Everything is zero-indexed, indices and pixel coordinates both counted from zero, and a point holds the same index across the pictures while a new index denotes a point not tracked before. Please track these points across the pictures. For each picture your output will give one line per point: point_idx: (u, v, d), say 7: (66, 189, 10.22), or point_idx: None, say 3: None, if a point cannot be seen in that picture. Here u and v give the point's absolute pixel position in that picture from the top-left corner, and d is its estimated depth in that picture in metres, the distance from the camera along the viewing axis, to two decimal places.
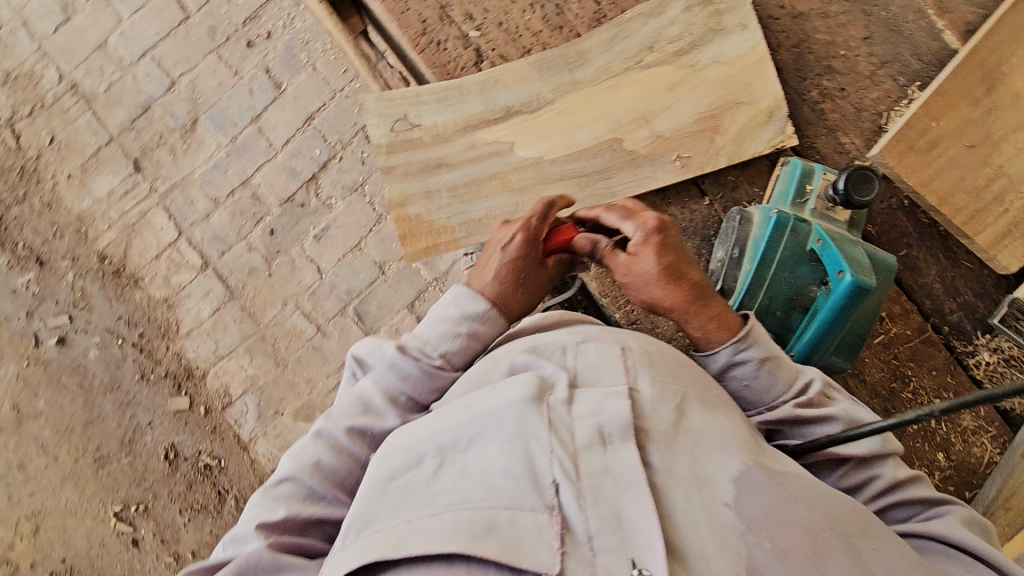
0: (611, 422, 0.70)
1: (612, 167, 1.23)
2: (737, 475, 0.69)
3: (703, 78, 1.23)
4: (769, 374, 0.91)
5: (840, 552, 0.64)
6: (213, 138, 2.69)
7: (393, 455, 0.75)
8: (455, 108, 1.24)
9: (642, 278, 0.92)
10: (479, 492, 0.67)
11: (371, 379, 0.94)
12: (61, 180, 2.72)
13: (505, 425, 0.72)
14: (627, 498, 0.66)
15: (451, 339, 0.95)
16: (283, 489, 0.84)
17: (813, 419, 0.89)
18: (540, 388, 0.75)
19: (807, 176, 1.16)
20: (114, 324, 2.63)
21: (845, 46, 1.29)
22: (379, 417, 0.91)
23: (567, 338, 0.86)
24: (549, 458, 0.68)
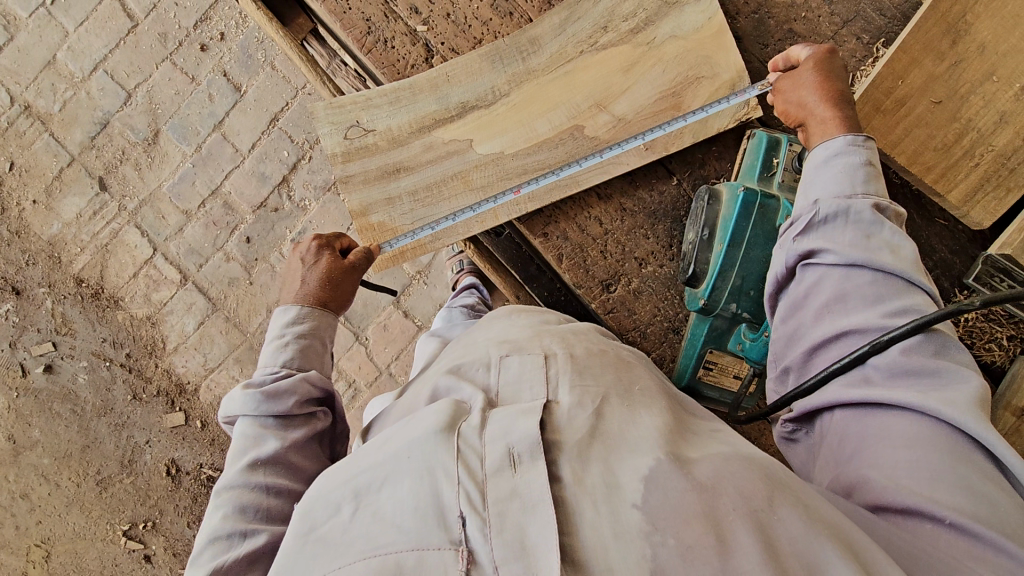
0: (520, 441, 0.61)
1: (575, 156, 1.20)
2: (648, 472, 0.58)
3: (660, 55, 1.19)
4: (863, 168, 0.92)
5: (750, 535, 0.52)
6: (177, 148, 2.62)
7: (311, 504, 0.66)
8: (408, 109, 1.20)
9: (802, 83, 1.05)
10: (387, 535, 0.57)
11: (239, 425, 0.97)
12: (27, 206, 2.65)
13: (414, 457, 0.63)
14: (534, 520, 0.55)
15: (283, 350, 1.05)
16: (207, 553, 0.85)
17: (874, 223, 0.87)
18: (454, 416, 0.67)
19: (773, 148, 1.13)
20: (100, 347, 2.61)
21: (805, 8, 1.25)
22: (258, 447, 0.93)
23: (493, 354, 0.81)
24: (456, 491, 0.58)
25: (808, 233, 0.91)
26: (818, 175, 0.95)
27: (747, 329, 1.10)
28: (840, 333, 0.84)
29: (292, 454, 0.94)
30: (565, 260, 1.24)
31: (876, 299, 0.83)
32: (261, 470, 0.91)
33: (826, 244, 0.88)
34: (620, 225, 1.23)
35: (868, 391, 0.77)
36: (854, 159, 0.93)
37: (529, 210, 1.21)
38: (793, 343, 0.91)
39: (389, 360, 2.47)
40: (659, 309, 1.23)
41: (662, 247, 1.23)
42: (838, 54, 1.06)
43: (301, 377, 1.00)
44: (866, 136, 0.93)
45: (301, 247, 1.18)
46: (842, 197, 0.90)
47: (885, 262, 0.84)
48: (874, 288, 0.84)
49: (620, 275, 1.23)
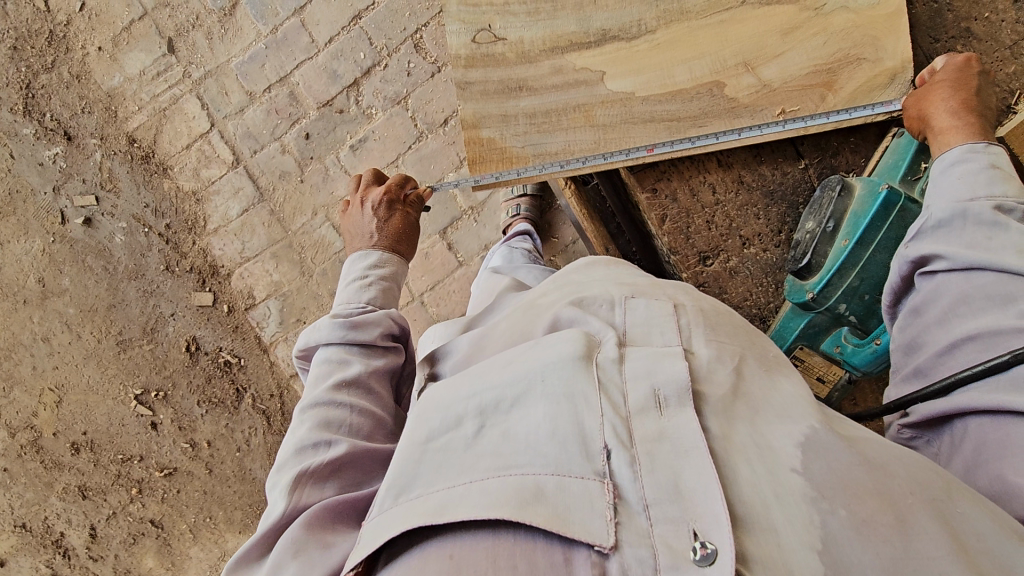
0: (667, 384, 0.65)
1: (708, 114, 1.11)
2: (803, 439, 0.62)
3: (826, 25, 1.10)
4: (987, 171, 0.86)
5: (929, 519, 0.56)
6: (253, 26, 2.51)
7: (426, 414, 0.71)
8: (545, 24, 1.12)
9: (931, 90, 0.99)
10: (524, 457, 0.61)
11: (321, 352, 1.00)
12: (91, 52, 2.57)
13: (552, 383, 0.66)
14: (686, 466, 0.59)
15: (366, 290, 1.12)
16: (291, 460, 0.85)
17: (993, 222, 0.82)
18: (588, 346, 0.70)
19: (924, 153, 1.05)
20: (141, 212, 2.58)
21: (991, 8, 1.14)
22: (342, 369, 0.96)
23: (615, 293, 0.80)
24: (600, 423, 0.62)
25: (921, 238, 0.88)
26: (938, 185, 0.91)
27: (849, 333, 1.06)
28: (963, 338, 0.78)
29: (372, 379, 0.97)
30: (667, 223, 1.18)
31: (1003, 303, 0.76)
32: (345, 391, 0.93)
33: (940, 249, 0.84)
34: (733, 198, 1.17)
35: (1009, 397, 0.70)
36: (973, 165, 0.88)
37: (648, 159, 1.13)
38: (913, 351, 0.86)
39: (425, 288, 2.43)
40: (751, 295, 1.18)
41: (770, 231, 1.17)
42: (976, 65, 0.99)
43: (386, 314, 1.06)
44: (987, 144, 0.90)
45: (372, 198, 1.26)
46: (959, 201, 0.85)
47: (1008, 262, 0.78)
48: (1005, 292, 0.77)
49: (720, 250, 1.18)
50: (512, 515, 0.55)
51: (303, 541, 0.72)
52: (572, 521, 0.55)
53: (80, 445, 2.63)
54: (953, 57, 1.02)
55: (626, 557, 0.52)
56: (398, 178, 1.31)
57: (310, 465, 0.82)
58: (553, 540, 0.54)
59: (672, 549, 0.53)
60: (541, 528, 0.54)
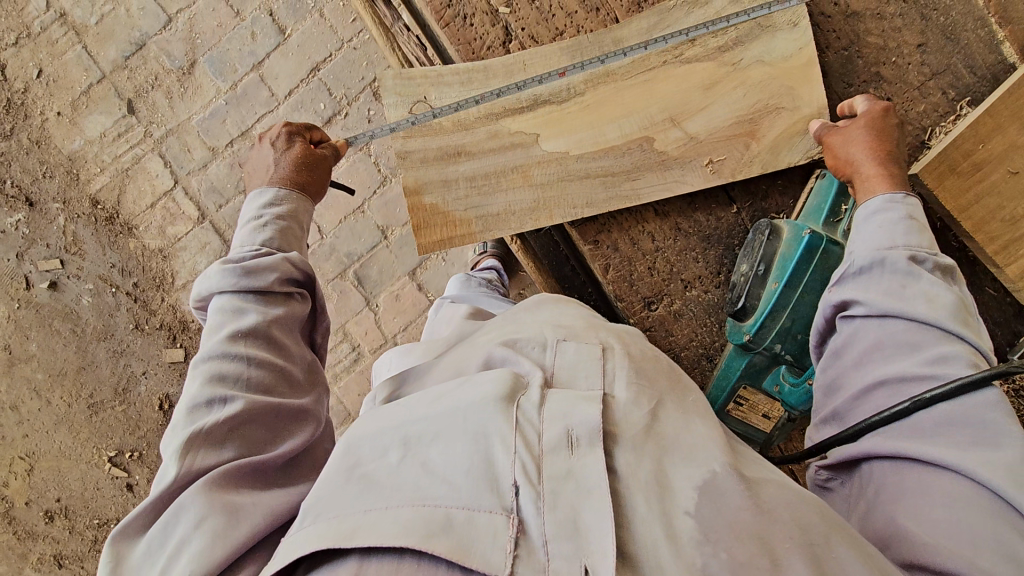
0: (580, 424, 0.66)
1: (639, 168, 1.17)
2: (702, 482, 0.63)
3: (744, 78, 1.16)
4: (903, 223, 0.92)
5: (801, 564, 0.56)
6: (212, 83, 2.54)
7: (356, 442, 0.72)
8: (479, 92, 1.17)
9: (853, 139, 1.04)
10: (438, 489, 0.62)
11: (216, 302, 0.94)
12: (51, 117, 2.58)
13: (471, 421, 0.68)
14: (586, 503, 0.60)
15: (262, 232, 1.04)
16: (184, 419, 0.80)
17: (907, 270, 0.86)
18: (512, 387, 0.72)
19: (844, 195, 1.11)
20: (107, 272, 2.57)
21: (897, 53, 1.21)
22: (236, 320, 0.90)
23: (549, 336, 0.82)
24: (512, 461, 0.63)
25: (844, 284, 0.92)
26: (860, 232, 0.96)
27: (787, 371, 1.10)
28: (874, 384, 0.82)
29: (272, 328, 0.91)
30: (611, 272, 1.22)
31: (910, 350, 0.81)
32: (241, 341, 0.87)
33: (857, 294, 0.88)
34: (672, 244, 1.21)
35: (907, 444, 0.74)
36: (892, 215, 0.93)
37: (586, 215, 1.18)
38: (831, 392, 0.89)
39: (397, 330, 2.43)
40: (697, 335, 1.22)
41: (710, 273, 1.21)
42: (891, 115, 1.05)
43: (282, 257, 0.98)
44: (906, 195, 0.95)
45: (271, 134, 1.20)
46: (879, 249, 0.90)
47: (919, 312, 0.82)
48: (914, 340, 0.81)
49: (664, 295, 1.22)
50: (418, 543, 0.56)
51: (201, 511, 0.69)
52: (473, 553, 0.57)
53: (53, 513, 2.58)
54: (873, 101, 1.07)
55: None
56: (304, 122, 1.26)
57: (203, 425, 0.77)
58: (454, 571, 0.56)
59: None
60: (443, 557, 0.56)
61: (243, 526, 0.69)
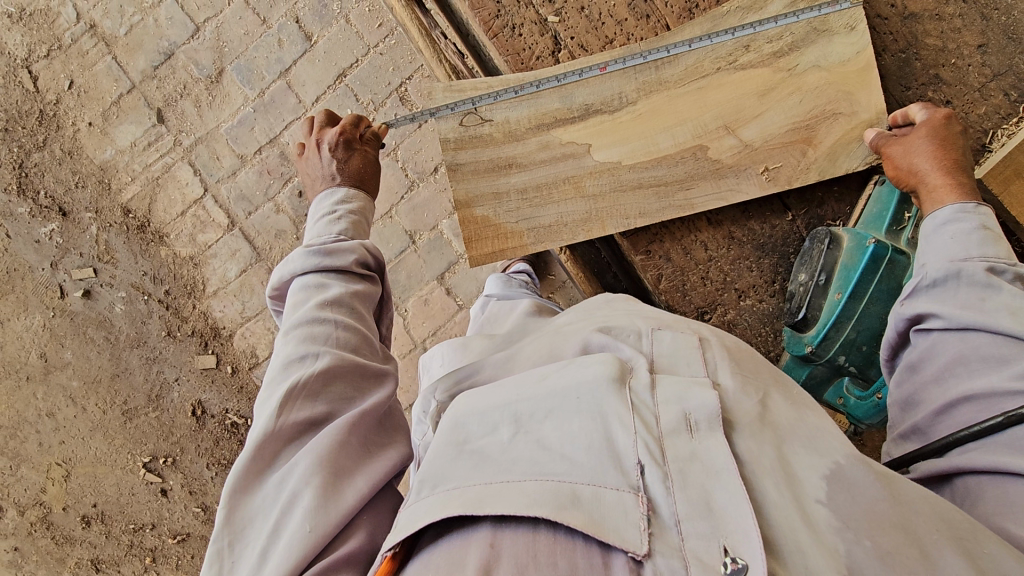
0: (697, 409, 0.67)
1: (694, 177, 1.15)
2: (829, 471, 0.64)
3: (800, 84, 1.14)
4: (978, 233, 0.89)
5: (952, 556, 0.58)
6: (239, 91, 2.55)
7: (466, 419, 0.74)
8: (530, 102, 1.15)
9: (912, 151, 1.02)
10: (560, 465, 0.64)
11: (298, 281, 1.00)
12: (82, 128, 2.60)
13: (584, 400, 0.70)
14: (717, 486, 0.61)
15: (336, 223, 1.11)
16: (278, 376, 0.84)
17: (985, 281, 0.85)
18: (620, 370, 0.73)
19: (907, 202, 1.09)
20: (140, 280, 2.60)
21: (957, 54, 1.18)
22: (321, 293, 0.95)
23: (642, 325, 0.84)
24: (634, 440, 0.64)
25: (917, 295, 0.91)
26: (929, 243, 0.94)
27: (849, 382, 1.09)
28: (958, 399, 0.80)
29: (353, 300, 0.96)
30: (663, 282, 1.21)
31: (997, 363, 0.79)
32: (328, 310, 0.92)
33: (931, 306, 0.87)
34: (725, 253, 1.19)
35: (998, 457, 0.72)
36: (964, 225, 0.91)
37: (638, 225, 1.17)
38: (908, 408, 0.87)
39: (426, 335, 2.42)
40: (752, 344, 1.20)
41: (764, 281, 1.19)
42: (953, 121, 1.02)
43: (359, 243, 1.05)
44: (977, 204, 0.93)
45: (329, 138, 1.24)
46: (953, 261, 0.89)
47: (1002, 323, 0.80)
48: (997, 354, 0.79)
49: (717, 304, 1.21)
50: (552, 514, 0.58)
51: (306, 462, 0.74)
52: (607, 528, 0.57)
53: (90, 518, 2.61)
54: (932, 109, 1.05)
55: (659, 565, 0.55)
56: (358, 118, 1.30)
57: (299, 379, 0.81)
58: (591, 544, 0.57)
59: (704, 564, 0.56)
60: (579, 530, 0.57)
61: (350, 489, 0.74)
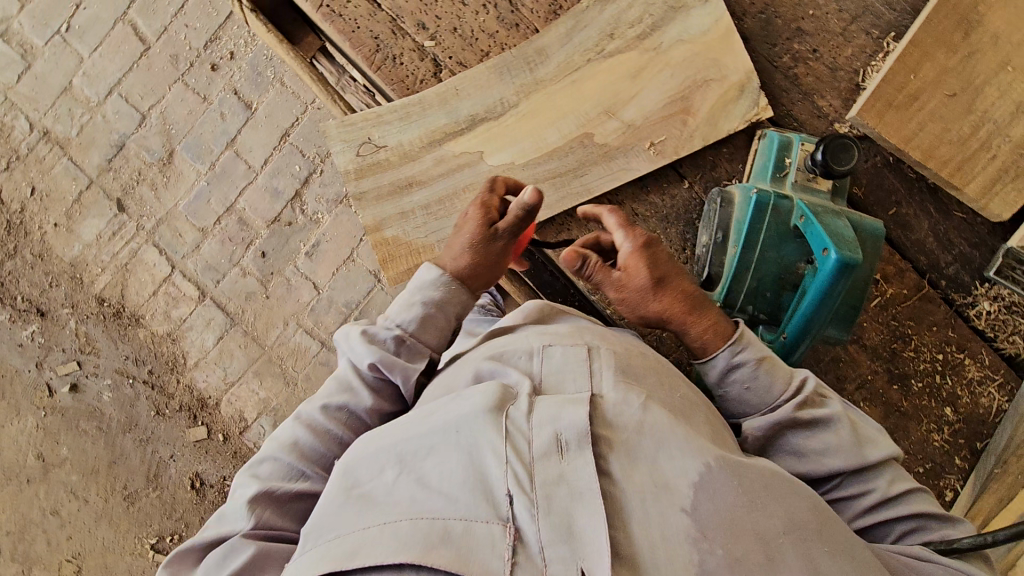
0: (568, 428, 0.77)
1: (585, 164, 1.21)
2: (699, 476, 0.75)
3: (667, 60, 1.19)
4: (769, 376, 0.96)
5: (792, 559, 0.71)
6: (191, 167, 2.65)
7: (355, 465, 0.84)
8: (419, 123, 1.21)
9: (639, 291, 1.00)
10: (437, 503, 0.74)
11: (344, 362, 1.01)
12: (49, 230, 2.71)
13: (463, 435, 0.80)
14: (579, 506, 0.72)
15: (408, 309, 1.01)
16: (270, 463, 0.92)
17: (812, 421, 0.93)
18: (498, 400, 0.83)
19: (785, 149, 1.13)
20: (123, 365, 2.66)
21: (813, 6, 1.23)
22: (350, 396, 0.98)
23: (535, 343, 0.97)
24: (505, 470, 0.75)
25: (766, 460, 0.97)
26: (736, 395, 0.98)
27: (765, 330, 1.10)
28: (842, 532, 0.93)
29: (370, 417, 0.99)
30: None
31: (850, 498, 0.91)
32: (341, 420, 0.98)
33: (772, 465, 0.96)
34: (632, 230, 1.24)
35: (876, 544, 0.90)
36: (751, 368, 0.96)
37: (542, 218, 1.22)
38: None
39: None
40: None
41: (676, 251, 1.23)
42: (658, 243, 1.01)
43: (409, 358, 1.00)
44: (736, 338, 0.97)
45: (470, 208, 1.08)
46: (768, 417, 0.94)
47: (840, 466, 0.90)
48: (842, 491, 0.92)
49: None
50: (418, 558, 0.67)
51: (248, 561, 0.80)
52: (473, 561, 0.68)
53: None
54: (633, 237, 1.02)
55: None
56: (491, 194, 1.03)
57: (283, 490, 0.89)
58: None
59: None
60: (443, 568, 0.67)
61: None
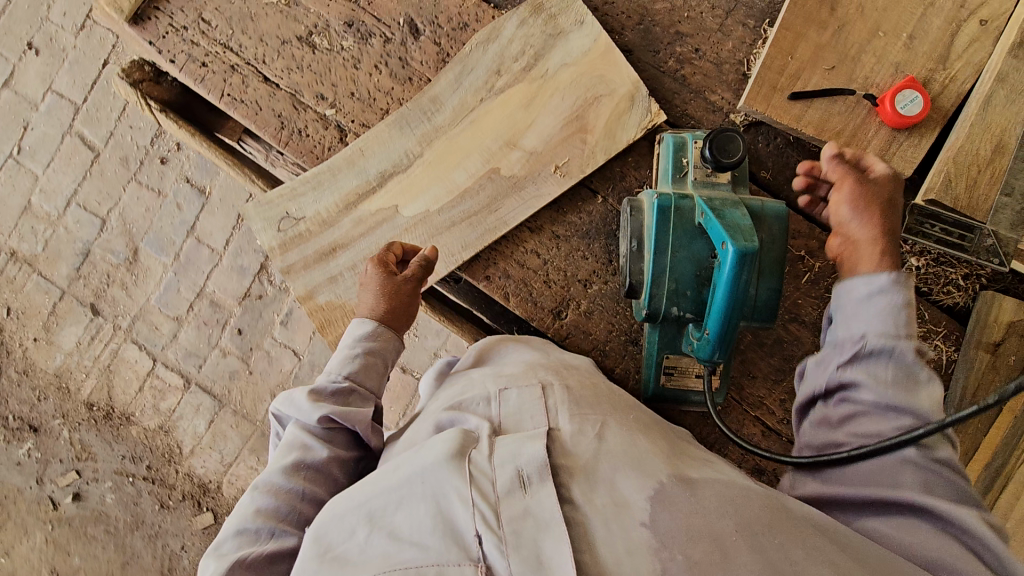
0: (528, 463, 0.71)
1: (498, 198, 1.24)
2: (653, 492, 0.68)
3: (556, 85, 1.23)
4: (904, 310, 0.89)
5: (747, 553, 0.61)
6: (157, 261, 2.68)
7: (326, 529, 0.75)
8: (332, 189, 1.25)
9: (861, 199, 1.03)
10: (408, 554, 0.66)
11: (290, 428, 0.95)
12: (29, 346, 2.75)
13: (429, 481, 0.72)
14: (547, 536, 0.64)
15: (350, 363, 1.02)
16: (230, 544, 0.83)
17: (915, 365, 0.86)
18: (461, 444, 0.76)
19: (681, 149, 1.16)
20: (121, 465, 2.67)
21: (686, 9, 1.28)
22: (305, 453, 0.91)
23: (492, 387, 0.91)
24: (471, 511, 0.67)
25: (848, 361, 0.91)
26: (859, 307, 0.93)
27: (694, 328, 1.11)
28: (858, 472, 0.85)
29: (334, 466, 0.93)
30: (512, 297, 1.27)
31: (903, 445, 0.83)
32: (300, 473, 0.90)
33: (870, 372, 0.88)
34: (557, 252, 1.27)
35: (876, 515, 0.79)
36: (892, 298, 0.91)
37: (466, 257, 1.25)
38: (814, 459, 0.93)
39: None
40: (613, 324, 1.27)
41: (602, 264, 1.27)
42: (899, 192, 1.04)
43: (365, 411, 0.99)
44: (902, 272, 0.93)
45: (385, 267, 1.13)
46: (886, 334, 0.88)
47: (923, 410, 0.83)
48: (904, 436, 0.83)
49: (568, 300, 1.27)
50: None
51: None
52: None
53: None
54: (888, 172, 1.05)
55: None
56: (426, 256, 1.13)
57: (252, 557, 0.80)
58: None
59: None
60: None
61: None
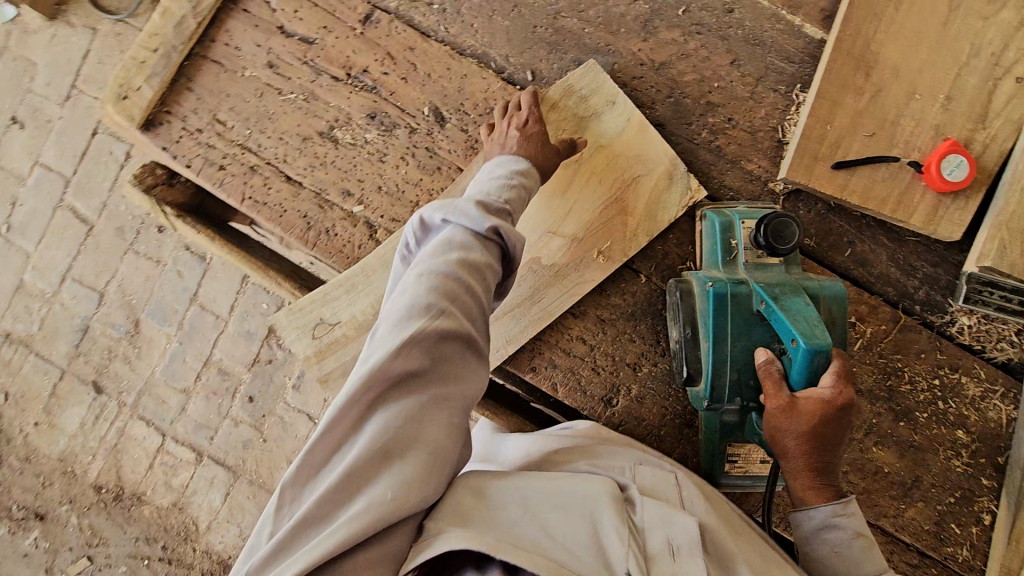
0: (679, 535, 0.79)
1: (540, 288, 1.20)
2: None
3: (592, 168, 1.20)
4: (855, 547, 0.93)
5: None
6: (160, 331, 2.52)
7: (482, 488, 0.79)
8: (366, 293, 1.20)
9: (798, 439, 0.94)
10: (563, 551, 0.71)
11: (448, 228, 0.89)
12: (31, 430, 2.62)
13: (590, 505, 0.79)
14: None
15: (506, 189, 0.99)
16: (394, 319, 0.77)
17: None
18: (616, 492, 0.83)
19: (728, 231, 1.13)
20: (135, 547, 2.51)
21: (717, 77, 1.25)
22: (466, 252, 0.84)
23: (627, 462, 0.99)
24: (623, 549, 0.74)
25: None
26: (816, 551, 0.96)
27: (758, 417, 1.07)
28: None
29: (490, 271, 0.86)
30: (561, 387, 1.23)
31: None
32: (462, 269, 0.82)
33: None
34: (602, 336, 1.23)
35: None
36: (843, 535, 0.94)
37: (512, 351, 1.21)
38: None
39: None
40: (666, 408, 1.22)
41: (650, 346, 1.23)
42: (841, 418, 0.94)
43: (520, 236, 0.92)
44: (847, 509, 0.94)
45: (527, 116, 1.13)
46: None
47: None
48: None
49: (618, 386, 1.23)
50: None
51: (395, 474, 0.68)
52: None
53: None
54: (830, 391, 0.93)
55: None
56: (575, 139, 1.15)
57: (421, 332, 0.74)
58: None
59: None
60: None
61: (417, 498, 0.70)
